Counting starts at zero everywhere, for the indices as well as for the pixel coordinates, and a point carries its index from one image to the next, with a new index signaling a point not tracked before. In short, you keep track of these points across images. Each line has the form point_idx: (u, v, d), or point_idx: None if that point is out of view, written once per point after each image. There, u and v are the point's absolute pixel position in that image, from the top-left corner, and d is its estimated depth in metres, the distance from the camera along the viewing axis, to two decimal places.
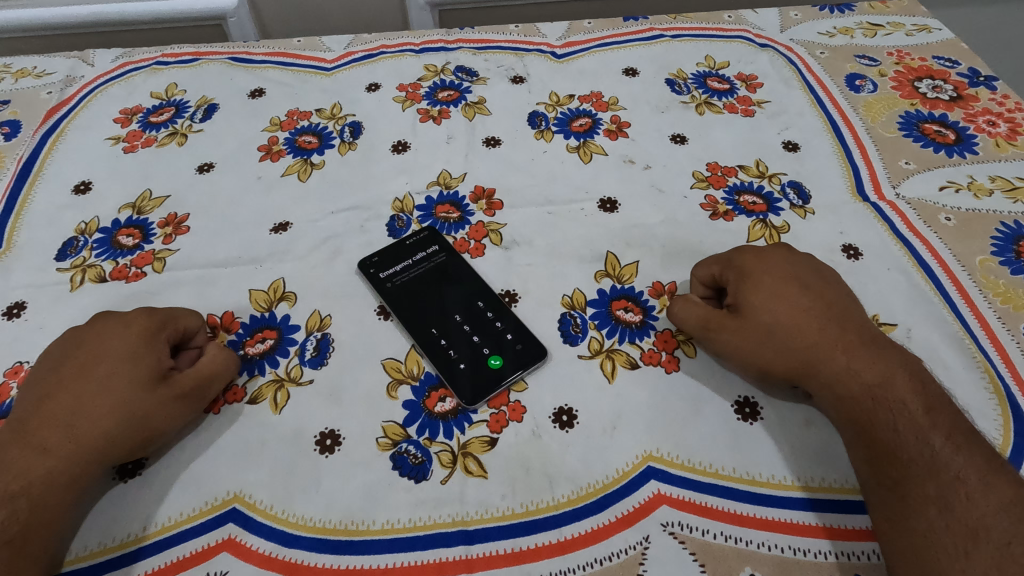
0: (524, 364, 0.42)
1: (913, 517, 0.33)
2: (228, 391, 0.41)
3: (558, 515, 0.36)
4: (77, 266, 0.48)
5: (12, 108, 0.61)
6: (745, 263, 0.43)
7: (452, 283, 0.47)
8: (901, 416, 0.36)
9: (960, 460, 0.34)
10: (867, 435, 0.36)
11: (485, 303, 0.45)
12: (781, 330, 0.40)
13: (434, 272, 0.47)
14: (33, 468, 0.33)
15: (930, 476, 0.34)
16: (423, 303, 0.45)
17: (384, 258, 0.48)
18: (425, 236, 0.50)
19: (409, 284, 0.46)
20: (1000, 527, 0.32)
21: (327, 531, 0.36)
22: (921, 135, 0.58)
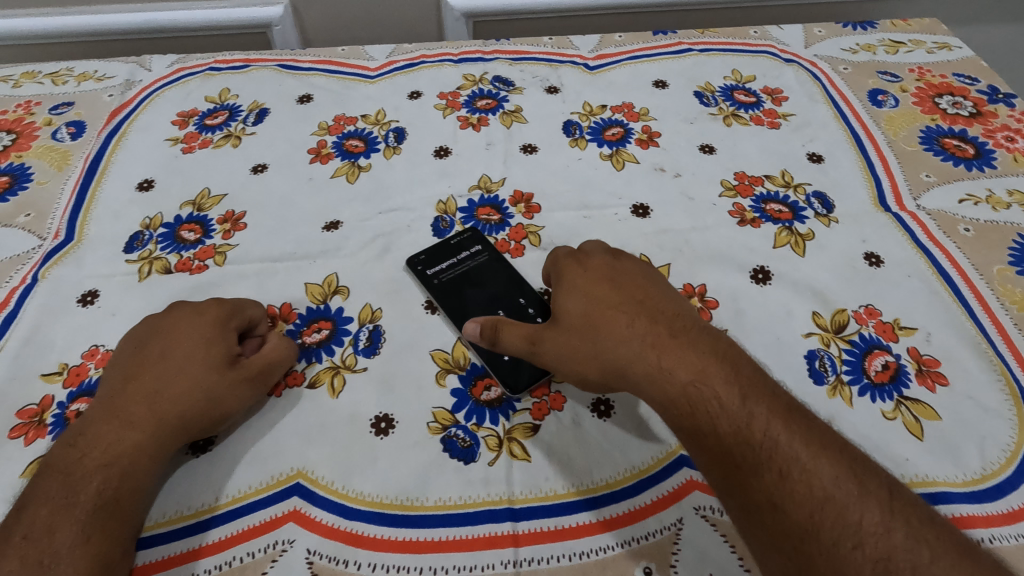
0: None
1: (748, 526, 0.34)
2: (289, 376, 0.44)
3: (597, 496, 0.39)
4: (144, 258, 0.52)
5: (77, 109, 0.65)
6: (566, 269, 0.45)
7: (495, 281, 0.49)
8: (719, 413, 0.36)
9: (783, 449, 0.34)
10: (690, 442, 0.37)
11: (527, 299, 0.48)
12: (590, 333, 0.41)
13: (479, 271, 0.50)
14: (122, 440, 0.37)
15: (756, 477, 0.34)
16: (468, 299, 0.48)
17: (431, 255, 0.51)
18: (468, 236, 0.52)
19: (455, 281, 0.49)
20: (827, 522, 0.32)
21: (384, 505, 0.39)
22: (941, 149, 0.61)
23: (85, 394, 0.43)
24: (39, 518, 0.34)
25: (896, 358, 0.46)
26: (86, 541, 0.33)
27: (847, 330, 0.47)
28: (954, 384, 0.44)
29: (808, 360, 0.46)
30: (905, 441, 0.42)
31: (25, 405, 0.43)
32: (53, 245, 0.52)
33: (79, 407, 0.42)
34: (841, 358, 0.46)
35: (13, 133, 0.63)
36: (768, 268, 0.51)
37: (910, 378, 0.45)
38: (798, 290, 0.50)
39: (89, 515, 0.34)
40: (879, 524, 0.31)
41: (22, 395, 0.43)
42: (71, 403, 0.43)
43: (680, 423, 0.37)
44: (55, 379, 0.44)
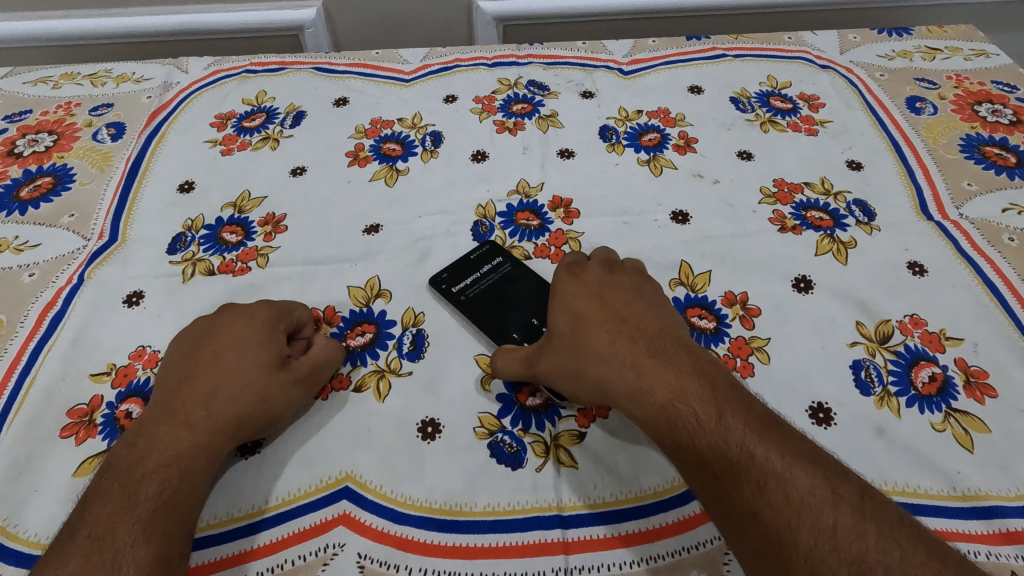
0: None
1: (736, 539, 0.33)
2: (334, 379, 0.44)
3: (646, 505, 0.39)
4: (188, 259, 0.52)
5: (116, 111, 0.66)
6: (558, 283, 0.45)
7: (524, 290, 0.49)
8: (695, 427, 0.36)
9: (758, 459, 0.34)
10: (673, 458, 0.37)
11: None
12: (576, 349, 0.41)
13: (505, 281, 0.49)
14: (178, 441, 0.37)
15: (735, 490, 0.33)
16: (500, 311, 0.47)
17: (453, 272, 0.50)
18: (487, 249, 0.52)
19: (486, 294, 0.49)
20: (803, 530, 0.31)
21: (433, 510, 0.39)
22: (982, 158, 0.60)
23: (134, 395, 0.43)
24: (101, 517, 0.34)
25: (943, 369, 0.45)
26: (147, 541, 0.33)
27: (892, 340, 0.47)
28: (1004, 396, 0.44)
29: (854, 371, 0.45)
30: (955, 454, 0.41)
31: (75, 404, 0.43)
32: (97, 246, 0.53)
33: (129, 407, 0.43)
34: (887, 368, 0.45)
35: (54, 134, 0.63)
36: (810, 277, 0.51)
37: (958, 390, 0.44)
38: (841, 298, 0.49)
39: (149, 515, 0.34)
40: (853, 529, 0.31)
41: (71, 395, 0.44)
42: (121, 404, 0.43)
43: (663, 438, 0.37)
44: (103, 379, 0.44)
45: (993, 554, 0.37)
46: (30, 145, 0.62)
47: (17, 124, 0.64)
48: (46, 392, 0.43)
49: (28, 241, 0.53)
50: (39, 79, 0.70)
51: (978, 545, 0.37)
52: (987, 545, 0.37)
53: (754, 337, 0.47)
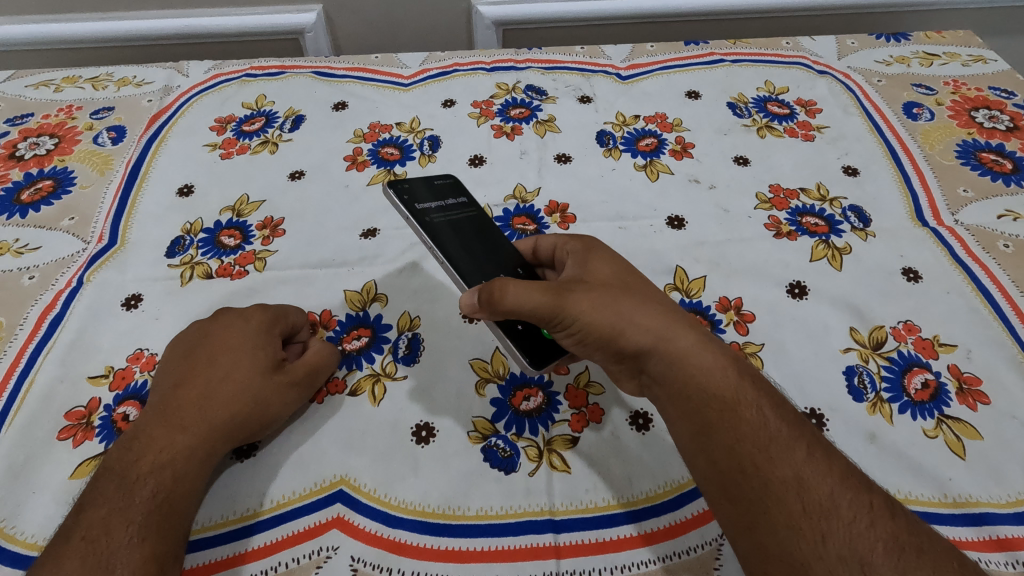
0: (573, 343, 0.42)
1: (771, 505, 0.33)
2: (330, 382, 0.45)
3: (637, 510, 0.39)
4: (186, 263, 0.52)
5: (117, 114, 0.66)
6: (589, 243, 0.44)
7: (489, 243, 0.46)
8: (755, 393, 0.36)
9: (806, 435, 0.35)
10: (720, 414, 0.36)
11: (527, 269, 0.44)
12: (631, 295, 0.39)
13: (468, 225, 0.46)
14: (173, 443, 0.37)
15: (786, 454, 0.34)
16: (462, 253, 0.44)
17: (415, 189, 0.47)
18: (450, 184, 0.49)
19: (446, 228, 0.45)
20: (845, 500, 0.33)
21: (426, 514, 0.39)
22: (978, 164, 0.60)
23: (131, 397, 0.44)
24: (96, 520, 0.34)
25: (936, 376, 0.45)
26: (141, 543, 0.34)
27: (886, 346, 0.47)
28: (997, 403, 0.44)
29: (847, 377, 0.45)
30: (947, 460, 0.41)
31: (74, 407, 0.43)
32: (96, 249, 0.53)
33: (125, 410, 0.43)
34: (881, 374, 0.45)
35: (56, 137, 0.64)
36: (805, 283, 0.51)
37: (951, 397, 0.44)
38: (835, 304, 0.50)
39: (144, 517, 0.35)
40: (886, 508, 0.33)
41: (69, 397, 0.44)
42: (118, 406, 0.43)
43: (715, 395, 0.36)
44: (101, 381, 0.45)
45: (983, 561, 0.37)
46: (31, 148, 0.62)
47: (18, 127, 0.65)
48: (45, 394, 0.44)
49: (29, 244, 0.54)
50: (41, 82, 0.70)
51: (969, 551, 0.38)
52: (978, 552, 0.38)
53: (748, 342, 0.48)
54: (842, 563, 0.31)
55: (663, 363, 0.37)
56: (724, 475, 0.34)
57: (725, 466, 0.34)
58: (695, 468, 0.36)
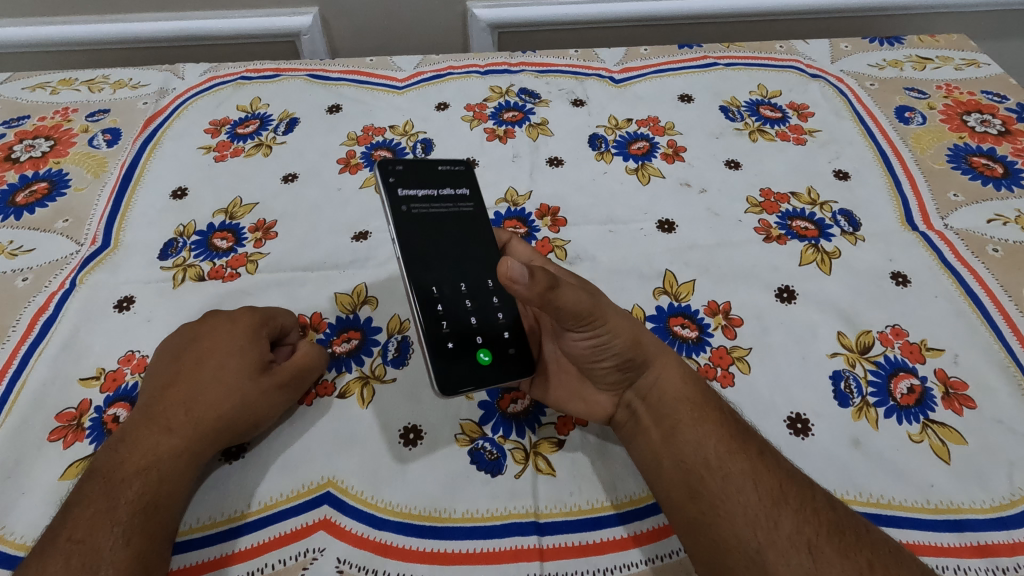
0: (513, 370, 0.41)
1: (730, 498, 0.36)
2: (319, 385, 0.45)
3: (620, 513, 0.39)
4: (179, 265, 0.53)
5: (113, 116, 0.67)
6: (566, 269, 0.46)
7: (468, 243, 0.45)
8: (717, 402, 0.40)
9: (759, 438, 0.39)
10: (690, 417, 0.39)
11: (495, 284, 0.44)
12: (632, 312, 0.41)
13: (454, 220, 0.46)
14: (161, 444, 0.38)
15: (741, 453, 0.37)
16: (429, 248, 0.44)
17: (410, 171, 0.46)
18: (459, 171, 0.49)
19: (425, 219, 0.45)
20: (793, 492, 0.36)
21: (412, 516, 0.39)
22: (969, 168, 0.61)
23: (121, 399, 0.44)
24: (82, 520, 0.35)
25: (922, 381, 0.45)
26: (127, 543, 0.34)
27: (873, 351, 0.47)
28: (982, 408, 0.44)
29: (834, 381, 0.46)
30: (931, 465, 0.41)
31: (64, 408, 0.44)
32: (90, 251, 0.54)
33: (116, 412, 0.43)
34: (867, 379, 0.46)
35: (51, 139, 0.64)
36: (793, 287, 0.51)
37: (936, 401, 0.44)
38: (823, 308, 0.50)
39: (129, 518, 0.35)
40: (828, 501, 0.36)
41: (60, 398, 0.44)
42: (108, 408, 0.44)
43: (686, 400, 0.39)
44: (92, 383, 0.45)
45: (964, 566, 0.37)
46: (26, 151, 0.63)
47: (15, 130, 0.65)
48: (36, 396, 0.44)
49: (23, 246, 0.54)
50: (38, 85, 0.71)
51: (951, 557, 0.38)
52: (959, 557, 0.38)
53: (736, 347, 0.48)
54: (790, 546, 0.34)
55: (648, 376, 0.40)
56: (693, 471, 0.37)
57: (692, 463, 0.37)
58: (664, 467, 0.38)
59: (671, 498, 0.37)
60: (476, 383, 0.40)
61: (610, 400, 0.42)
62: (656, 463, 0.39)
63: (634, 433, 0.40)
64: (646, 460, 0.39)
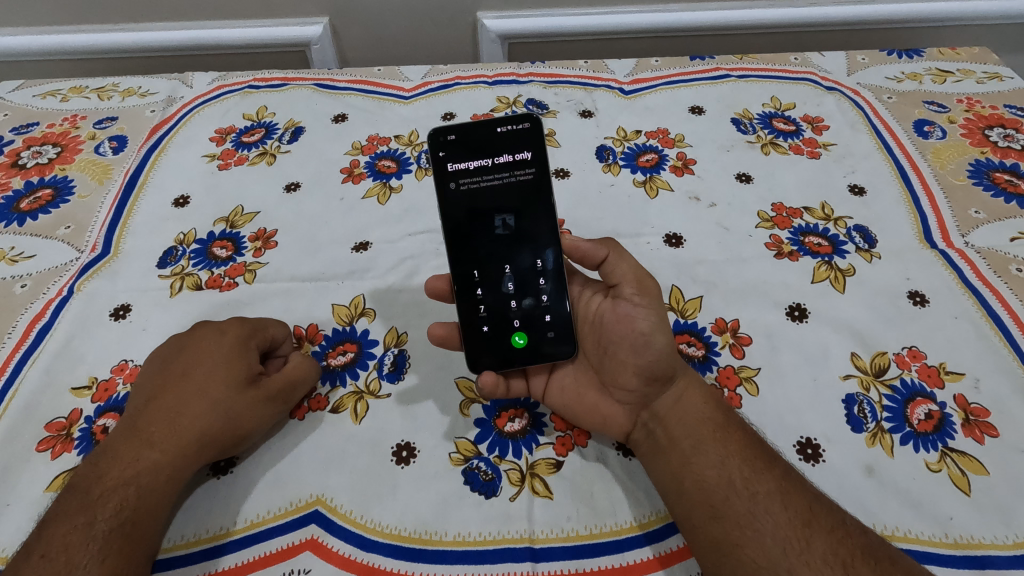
0: (548, 354, 0.42)
1: (757, 518, 0.34)
2: (312, 399, 0.44)
3: (620, 540, 0.38)
4: (177, 273, 0.52)
5: (120, 124, 0.67)
6: None
7: (520, 219, 0.42)
8: (739, 421, 0.39)
9: (783, 461, 0.37)
10: (712, 437, 0.38)
11: (545, 285, 0.42)
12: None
13: (507, 193, 0.42)
14: (141, 459, 0.37)
15: (768, 473, 0.36)
16: (474, 231, 0.42)
17: (463, 139, 0.41)
18: (525, 131, 0.42)
19: (475, 197, 0.42)
20: (824, 512, 0.34)
21: (402, 538, 0.38)
22: (991, 184, 0.58)
23: (111, 410, 0.43)
24: (57, 537, 0.34)
25: (940, 407, 0.43)
26: (102, 561, 0.33)
27: (888, 373, 0.45)
28: (1005, 436, 0.42)
29: (846, 405, 0.44)
30: (950, 497, 0.39)
31: (54, 418, 0.43)
32: (90, 258, 0.53)
33: (105, 422, 0.43)
34: (882, 403, 0.44)
35: (59, 146, 0.64)
36: (804, 306, 0.49)
37: (955, 429, 0.42)
38: (836, 328, 0.48)
39: (106, 535, 0.34)
40: (858, 525, 0.34)
41: (51, 407, 0.44)
42: (98, 418, 0.43)
43: (709, 421, 0.39)
44: (84, 393, 0.44)
45: None
46: (33, 157, 0.63)
47: (23, 136, 0.66)
48: (27, 404, 0.44)
49: (24, 253, 0.54)
50: (49, 92, 0.71)
51: None
52: None
53: (744, 367, 0.46)
54: (826, 566, 0.32)
55: (672, 395, 0.40)
56: (718, 487, 0.36)
57: (715, 484, 0.36)
58: (685, 487, 0.36)
59: (692, 520, 0.35)
60: (508, 364, 0.42)
61: (626, 417, 0.41)
62: (676, 482, 0.37)
63: (653, 452, 0.39)
64: (665, 481, 0.38)
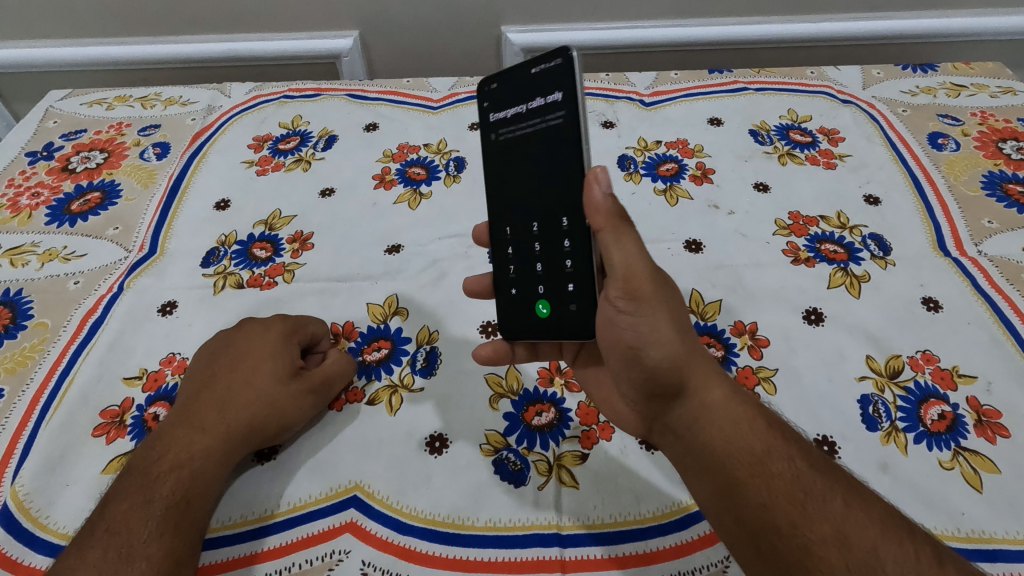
0: (569, 326, 0.40)
1: (808, 560, 0.31)
2: (349, 391, 0.47)
3: (643, 528, 0.40)
4: (220, 272, 0.55)
5: (163, 131, 0.70)
6: None
7: (552, 168, 0.40)
8: (787, 444, 0.35)
9: (841, 479, 0.34)
10: (748, 465, 0.35)
11: (571, 247, 0.40)
12: (691, 332, 0.39)
13: (543, 138, 0.40)
14: (193, 443, 0.39)
15: (820, 509, 0.32)
16: (517, 191, 0.42)
17: (542, 75, 0.40)
18: (556, 67, 0.39)
19: (511, 147, 0.42)
20: (891, 555, 0.30)
21: (436, 522, 0.40)
22: (1005, 196, 0.60)
23: (162, 399, 0.46)
24: (118, 513, 0.36)
25: (953, 408, 0.45)
26: (160, 537, 0.36)
27: (902, 375, 0.47)
28: (1017, 437, 0.43)
29: (862, 405, 0.45)
30: (963, 494, 0.41)
31: (108, 405, 0.46)
32: (137, 257, 0.56)
33: (156, 410, 0.45)
34: (896, 404, 0.45)
35: (106, 151, 0.68)
36: (821, 310, 0.51)
37: (967, 429, 0.44)
38: (852, 332, 0.49)
39: (163, 512, 0.37)
40: (934, 557, 0.31)
41: (105, 396, 0.46)
42: (149, 407, 0.46)
43: (744, 445, 0.35)
44: (135, 383, 0.47)
45: None
46: (82, 162, 0.67)
47: (72, 142, 0.69)
48: (82, 392, 0.46)
49: (76, 251, 0.57)
50: (95, 101, 0.75)
51: None
52: None
53: (762, 367, 0.48)
54: None
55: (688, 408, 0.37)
56: (763, 527, 0.33)
57: (761, 516, 0.33)
58: (725, 517, 0.35)
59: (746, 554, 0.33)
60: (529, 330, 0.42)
61: (638, 422, 0.41)
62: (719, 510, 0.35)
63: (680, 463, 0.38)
64: (705, 499, 0.36)
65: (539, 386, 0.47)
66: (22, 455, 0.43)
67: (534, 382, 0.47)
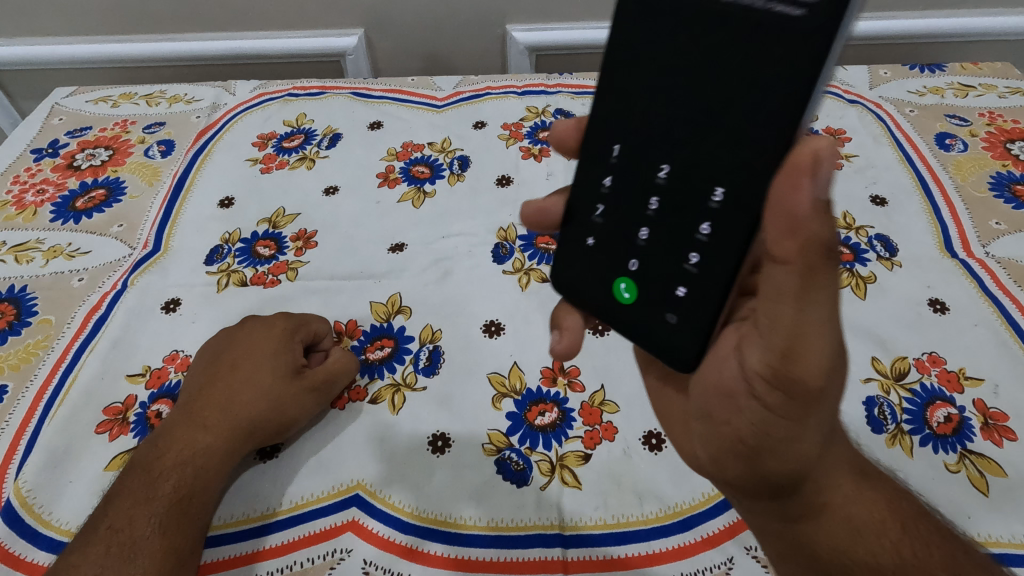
0: (659, 334, 0.33)
1: None
2: (351, 390, 0.46)
3: (646, 529, 0.39)
4: (223, 270, 0.55)
5: (168, 129, 0.70)
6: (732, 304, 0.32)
7: (732, 94, 0.28)
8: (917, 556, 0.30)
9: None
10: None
11: (705, 237, 0.30)
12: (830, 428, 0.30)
13: (730, 39, 0.27)
14: (196, 441, 0.39)
15: None
16: (650, 108, 0.31)
17: None
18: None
19: (653, 22, 0.30)
20: None
21: (438, 522, 0.40)
22: (1013, 197, 0.59)
23: (165, 396, 0.46)
24: (122, 510, 0.36)
25: (959, 410, 0.44)
26: (162, 534, 0.36)
27: (908, 378, 0.46)
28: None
29: (867, 407, 0.45)
30: (968, 497, 0.40)
31: (111, 402, 0.46)
32: (141, 255, 0.56)
33: (159, 407, 0.45)
34: (902, 406, 0.45)
35: (111, 149, 0.68)
36: None
37: (974, 432, 0.43)
38: (857, 333, 0.49)
39: (165, 510, 0.37)
40: None
41: (108, 393, 0.46)
42: (152, 404, 0.46)
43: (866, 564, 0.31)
44: (138, 380, 0.47)
45: None
46: (87, 159, 0.67)
47: (77, 139, 0.70)
48: (86, 389, 0.47)
49: (80, 248, 0.57)
50: (100, 98, 0.75)
51: None
52: None
53: None
54: None
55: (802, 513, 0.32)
56: None
57: None
58: None
59: None
60: (603, 297, 0.35)
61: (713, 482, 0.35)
62: None
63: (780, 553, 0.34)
64: None
65: (542, 386, 0.47)
66: (26, 451, 0.43)
67: (537, 382, 0.47)
